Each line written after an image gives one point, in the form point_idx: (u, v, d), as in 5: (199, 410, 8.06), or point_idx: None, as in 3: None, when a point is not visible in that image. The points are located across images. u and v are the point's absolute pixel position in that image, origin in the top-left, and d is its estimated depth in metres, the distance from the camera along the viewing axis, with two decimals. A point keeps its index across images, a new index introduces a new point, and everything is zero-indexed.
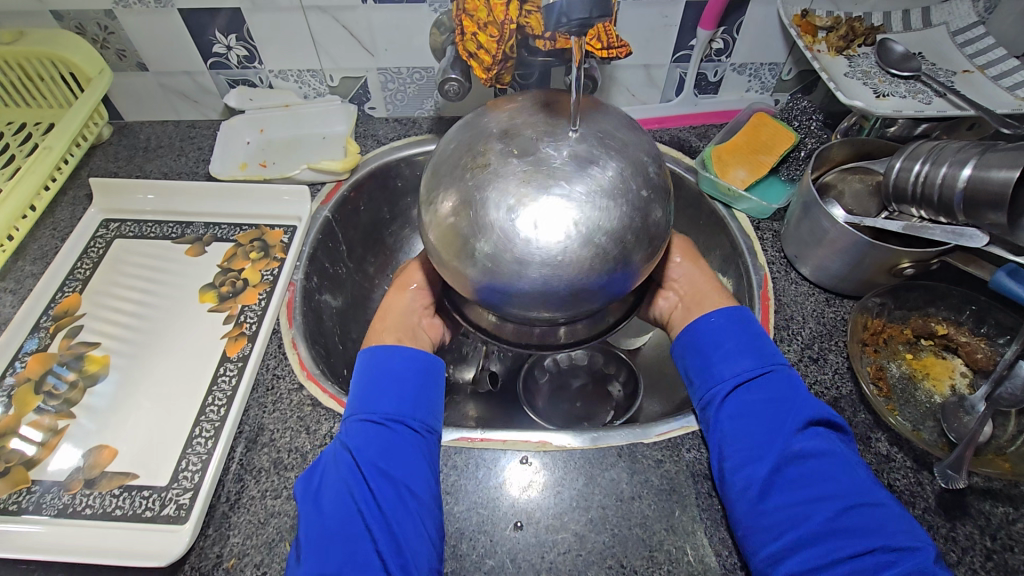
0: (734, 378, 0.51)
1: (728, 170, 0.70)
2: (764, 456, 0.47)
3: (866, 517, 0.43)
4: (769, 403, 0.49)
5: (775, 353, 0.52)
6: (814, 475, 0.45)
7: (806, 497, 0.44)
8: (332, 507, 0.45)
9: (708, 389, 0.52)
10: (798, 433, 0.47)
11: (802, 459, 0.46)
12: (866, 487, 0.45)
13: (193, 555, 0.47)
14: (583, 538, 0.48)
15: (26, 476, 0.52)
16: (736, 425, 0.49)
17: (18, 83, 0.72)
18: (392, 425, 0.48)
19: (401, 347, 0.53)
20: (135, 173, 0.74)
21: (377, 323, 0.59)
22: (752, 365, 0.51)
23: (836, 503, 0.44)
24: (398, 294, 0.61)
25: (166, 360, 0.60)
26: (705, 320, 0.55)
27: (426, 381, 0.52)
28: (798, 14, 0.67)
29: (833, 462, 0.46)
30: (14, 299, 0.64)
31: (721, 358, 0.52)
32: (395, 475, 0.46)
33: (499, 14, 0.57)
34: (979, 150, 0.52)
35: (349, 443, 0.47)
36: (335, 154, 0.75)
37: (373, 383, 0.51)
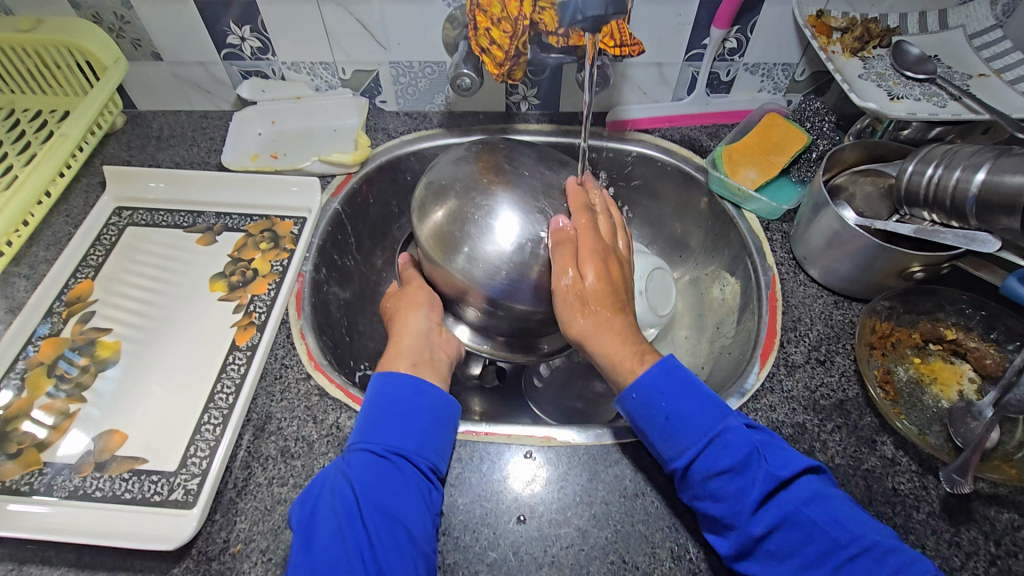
0: (685, 456, 0.46)
1: (738, 170, 0.69)
2: (734, 532, 0.44)
3: (854, 575, 0.41)
4: (730, 475, 0.44)
5: (718, 407, 0.47)
6: (791, 540, 0.42)
7: (794, 564, 0.42)
8: (327, 535, 0.44)
9: (665, 466, 0.48)
10: (760, 501, 0.44)
11: (772, 527, 0.43)
12: (845, 531, 0.42)
13: (200, 540, 0.48)
14: (586, 533, 0.49)
15: (37, 458, 0.52)
16: (705, 503, 0.45)
17: (34, 71, 0.73)
18: (396, 459, 0.48)
19: (410, 377, 0.53)
20: (148, 162, 0.75)
21: (392, 347, 0.58)
22: (696, 437, 0.46)
23: (820, 567, 0.41)
24: (412, 315, 0.60)
25: (175, 348, 0.60)
26: (633, 394, 0.49)
27: (426, 414, 0.51)
28: (813, 14, 0.67)
29: (803, 520, 0.43)
30: (28, 284, 0.64)
31: (665, 435, 0.47)
32: (395, 514, 0.45)
33: (513, 10, 0.57)
34: (994, 155, 0.51)
35: (350, 475, 0.47)
36: (346, 146, 0.75)
37: (376, 412, 0.50)
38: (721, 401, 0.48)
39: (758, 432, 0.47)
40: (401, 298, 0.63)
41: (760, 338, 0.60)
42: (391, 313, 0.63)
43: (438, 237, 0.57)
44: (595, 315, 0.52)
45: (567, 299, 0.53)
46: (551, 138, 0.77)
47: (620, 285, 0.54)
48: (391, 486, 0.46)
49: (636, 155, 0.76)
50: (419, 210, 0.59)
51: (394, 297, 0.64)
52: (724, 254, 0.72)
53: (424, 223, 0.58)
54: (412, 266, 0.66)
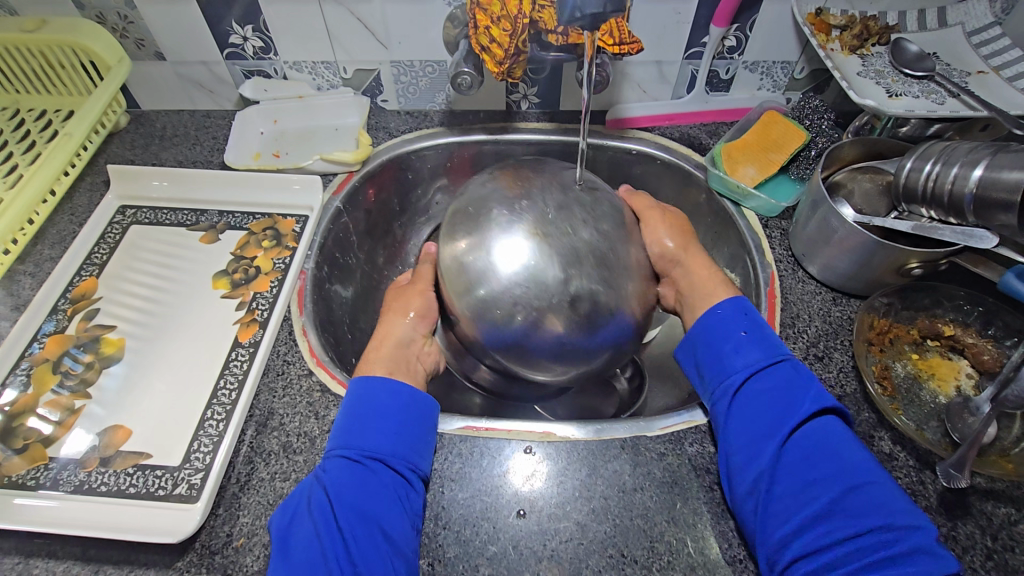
0: (750, 368, 0.51)
1: (737, 167, 0.70)
2: (765, 441, 0.47)
3: (868, 496, 0.43)
4: (783, 390, 0.49)
5: (785, 342, 0.53)
6: (817, 454, 0.46)
7: (809, 477, 0.45)
8: (303, 541, 0.44)
9: (719, 382, 0.52)
10: (805, 417, 0.48)
11: (804, 440, 0.47)
12: (869, 463, 0.45)
13: (203, 534, 0.49)
14: (585, 528, 0.49)
15: (43, 454, 0.53)
16: (749, 412, 0.49)
17: (39, 71, 0.74)
18: (370, 461, 0.48)
19: (384, 380, 0.53)
20: (151, 161, 0.76)
21: (371, 351, 0.58)
22: (763, 356, 0.51)
23: (838, 482, 0.44)
24: (396, 320, 0.60)
25: (178, 344, 0.61)
26: (717, 311, 0.55)
27: (400, 415, 0.51)
28: (812, 12, 0.67)
29: (834, 440, 0.46)
30: (33, 282, 0.65)
31: (736, 348, 0.52)
32: (371, 515, 0.45)
33: (513, 8, 0.58)
34: (991, 151, 0.52)
35: (326, 481, 0.47)
36: (347, 145, 0.76)
37: (348, 419, 0.51)
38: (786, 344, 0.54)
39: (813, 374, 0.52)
40: (398, 298, 0.62)
41: None
42: (384, 311, 0.63)
43: (460, 269, 0.55)
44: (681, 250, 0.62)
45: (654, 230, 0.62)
46: (551, 136, 0.78)
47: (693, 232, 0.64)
48: (366, 489, 0.47)
49: (637, 154, 0.76)
50: (449, 233, 0.58)
51: (395, 292, 0.64)
52: (723, 251, 0.72)
53: (451, 250, 0.57)
54: (429, 262, 0.64)
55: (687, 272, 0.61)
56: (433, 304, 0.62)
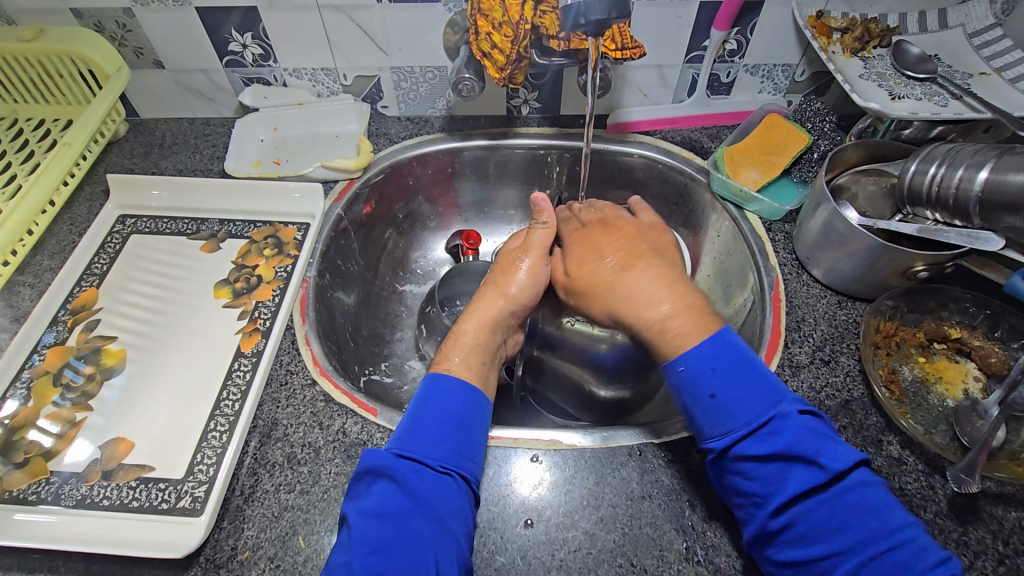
0: (726, 436, 0.46)
1: (740, 171, 0.70)
2: (759, 513, 0.44)
3: (889, 563, 0.40)
4: (768, 460, 0.44)
5: (774, 390, 0.47)
6: (821, 526, 0.42)
7: (819, 551, 0.42)
8: (382, 540, 0.43)
9: (705, 446, 0.48)
10: (799, 488, 0.43)
11: (803, 510, 0.43)
12: (885, 525, 0.41)
13: (208, 547, 0.48)
14: (594, 537, 0.49)
15: (44, 467, 0.52)
16: (739, 482, 0.45)
17: (37, 80, 0.73)
18: (451, 473, 0.47)
19: (466, 387, 0.52)
20: (151, 170, 0.75)
21: (460, 335, 0.57)
22: (743, 420, 0.46)
23: (851, 556, 0.41)
24: (495, 303, 0.59)
25: (181, 355, 0.60)
26: (679, 369, 0.49)
27: (480, 432, 0.51)
28: (813, 15, 0.67)
29: (840, 506, 0.42)
30: (32, 293, 0.65)
31: (707, 415, 0.47)
32: (449, 527, 0.44)
33: (514, 14, 0.57)
34: (996, 154, 0.52)
35: (409, 485, 0.46)
36: (348, 151, 0.75)
37: (427, 422, 0.49)
38: (778, 385, 0.48)
39: (812, 418, 0.46)
40: (506, 271, 0.62)
41: (765, 337, 0.60)
42: (488, 281, 0.62)
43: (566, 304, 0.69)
44: (630, 272, 0.56)
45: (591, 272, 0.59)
46: (551, 140, 0.77)
47: (649, 252, 0.59)
48: (446, 502, 0.46)
49: (638, 157, 0.76)
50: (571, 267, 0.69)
51: (506, 259, 0.63)
52: (724, 253, 0.73)
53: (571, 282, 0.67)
54: (540, 231, 0.64)
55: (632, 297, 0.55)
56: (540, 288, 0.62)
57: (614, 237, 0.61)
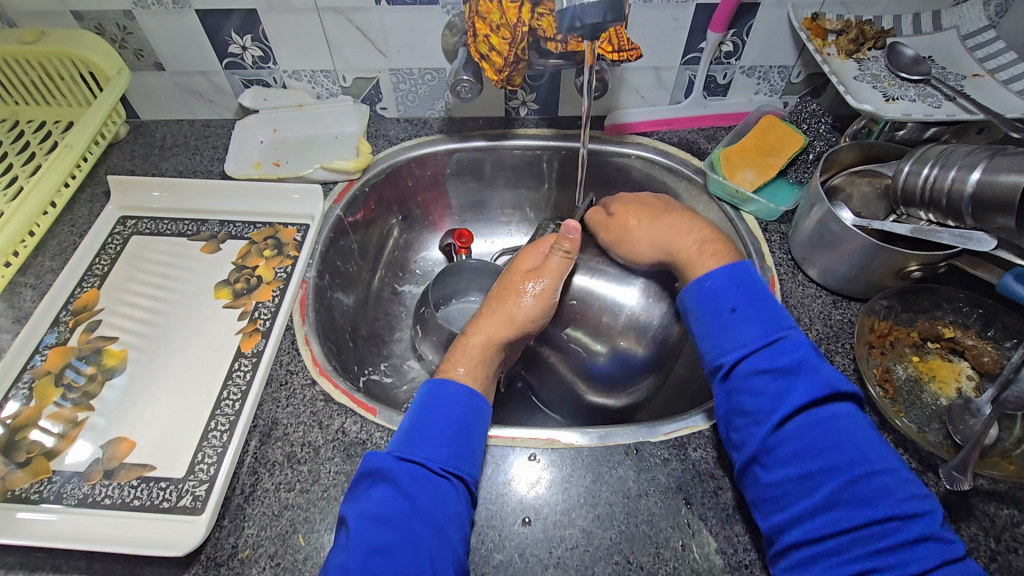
0: (740, 349, 0.49)
1: (736, 172, 0.70)
2: (758, 425, 0.46)
3: (872, 486, 0.42)
4: (775, 373, 0.47)
5: (782, 318, 0.50)
6: (812, 445, 0.44)
7: (807, 468, 0.44)
8: (381, 542, 0.43)
9: (714, 362, 0.51)
10: (800, 401, 0.46)
11: (798, 429, 0.45)
12: (874, 451, 0.44)
13: (209, 546, 0.49)
14: (591, 535, 0.49)
15: (46, 467, 0.53)
16: (744, 397, 0.48)
17: (38, 83, 0.74)
18: (451, 477, 0.48)
19: (464, 392, 0.53)
20: (151, 171, 0.76)
21: (464, 357, 0.57)
22: (755, 337, 0.49)
23: (839, 475, 0.43)
24: (503, 327, 0.59)
25: (182, 356, 0.61)
26: (702, 285, 0.54)
27: (479, 437, 0.51)
28: (808, 17, 0.67)
29: (834, 427, 0.45)
30: (34, 294, 0.65)
31: (725, 328, 0.51)
32: (446, 530, 0.45)
33: (512, 17, 0.58)
34: (989, 155, 0.52)
35: (406, 489, 0.46)
36: (347, 153, 0.76)
37: (427, 427, 0.50)
38: (788, 317, 0.52)
39: (817, 350, 0.50)
40: (515, 289, 0.61)
41: None
42: (493, 299, 0.62)
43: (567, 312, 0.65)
44: (651, 226, 0.61)
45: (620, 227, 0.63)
46: (549, 141, 0.78)
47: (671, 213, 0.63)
48: (444, 505, 0.46)
49: (636, 159, 0.77)
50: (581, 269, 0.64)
51: (519, 275, 0.62)
52: None
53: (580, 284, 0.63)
54: (557, 255, 0.62)
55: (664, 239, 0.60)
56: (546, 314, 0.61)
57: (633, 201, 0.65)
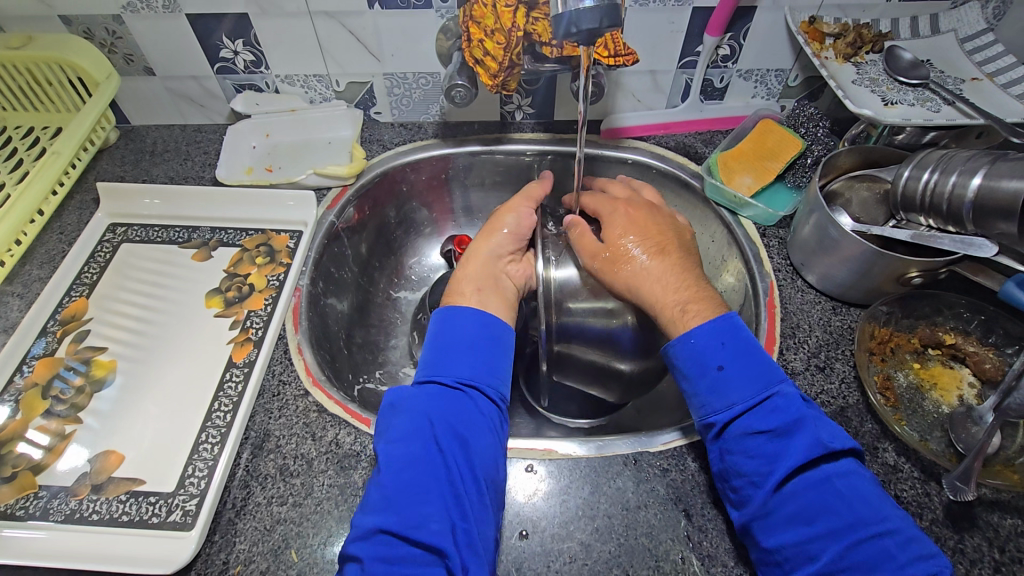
0: (730, 410, 0.48)
1: (734, 176, 0.69)
2: (756, 490, 0.45)
3: (873, 550, 0.41)
4: (770, 436, 0.46)
5: (774, 371, 0.49)
6: (810, 507, 0.43)
7: (808, 532, 0.43)
8: (404, 458, 0.45)
9: (704, 418, 0.49)
10: (798, 464, 0.44)
11: (796, 491, 0.44)
12: (874, 512, 0.43)
13: (200, 562, 0.48)
14: (590, 548, 0.48)
15: (33, 482, 0.52)
16: (737, 458, 0.46)
17: (26, 87, 0.73)
18: (467, 391, 0.49)
19: (472, 310, 0.53)
20: (141, 178, 0.75)
21: (458, 272, 0.59)
22: (745, 396, 0.48)
23: (839, 538, 0.42)
24: (491, 238, 0.60)
25: (173, 366, 0.60)
26: (690, 342, 0.51)
27: (502, 353, 0.52)
28: (806, 21, 0.67)
29: (832, 489, 0.44)
30: (22, 304, 0.64)
31: (714, 387, 0.49)
32: (469, 440, 0.46)
33: (507, 21, 0.57)
34: (990, 160, 0.51)
35: (428, 405, 0.47)
36: (341, 159, 0.75)
37: (445, 349, 0.51)
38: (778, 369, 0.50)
39: (810, 404, 0.48)
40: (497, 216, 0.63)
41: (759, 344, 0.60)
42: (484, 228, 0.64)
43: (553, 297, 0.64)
44: (653, 262, 0.56)
45: (622, 255, 0.57)
46: (545, 146, 0.77)
47: (666, 232, 0.59)
48: (464, 416, 0.47)
49: (632, 163, 0.76)
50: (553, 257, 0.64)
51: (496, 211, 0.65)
52: (720, 259, 0.72)
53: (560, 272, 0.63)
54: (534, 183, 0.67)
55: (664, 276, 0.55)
56: (523, 219, 0.62)
57: (636, 218, 0.60)
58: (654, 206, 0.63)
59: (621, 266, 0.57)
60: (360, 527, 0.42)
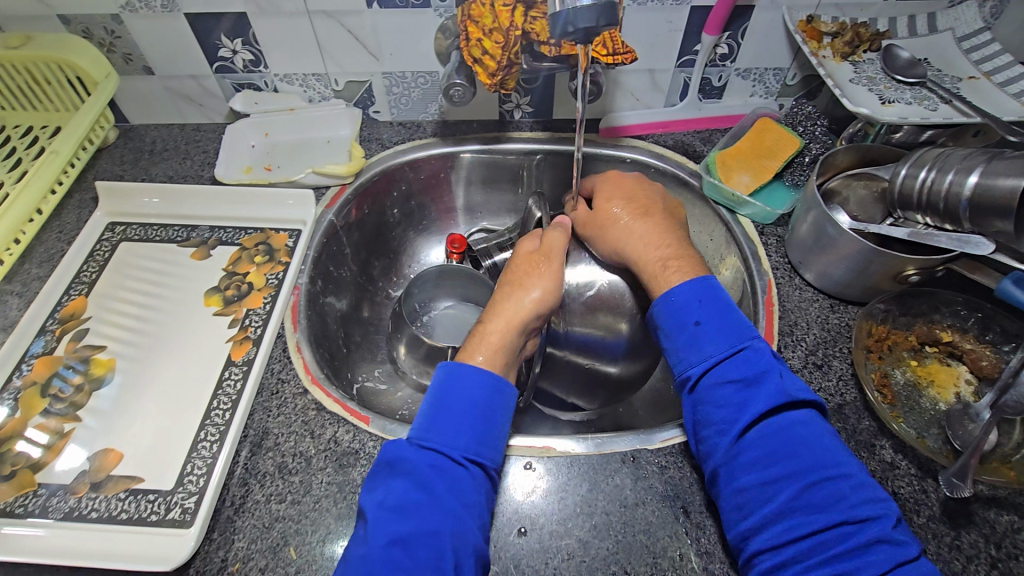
0: (706, 362, 0.50)
1: (732, 175, 0.70)
2: (723, 436, 0.46)
3: (826, 492, 0.42)
4: (739, 385, 0.47)
5: (749, 328, 0.51)
6: (774, 452, 0.45)
7: (768, 474, 0.44)
8: (396, 532, 0.43)
9: (681, 372, 0.51)
10: (764, 411, 0.46)
11: (760, 438, 0.45)
12: (831, 457, 0.44)
13: (198, 559, 0.48)
14: (587, 545, 0.48)
15: (32, 480, 0.52)
16: (709, 407, 0.48)
17: (25, 87, 0.73)
18: (469, 465, 0.47)
19: (484, 376, 0.51)
20: (140, 177, 0.75)
21: (480, 335, 0.55)
22: (719, 348, 0.50)
23: (796, 480, 0.43)
24: (521, 303, 0.57)
25: (172, 364, 0.60)
26: (671, 299, 0.53)
27: (502, 424, 0.51)
28: (803, 20, 0.67)
29: (794, 435, 0.45)
30: (21, 303, 0.64)
31: (692, 341, 0.51)
32: (466, 519, 0.45)
33: (505, 20, 0.57)
34: (986, 158, 0.52)
35: (427, 478, 0.46)
36: (339, 158, 0.75)
37: (448, 415, 0.49)
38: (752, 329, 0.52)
39: (779, 360, 0.50)
40: (526, 272, 0.59)
41: None
42: (508, 280, 0.59)
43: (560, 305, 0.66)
44: (638, 223, 0.59)
45: (609, 217, 0.60)
46: (544, 145, 0.77)
47: (656, 204, 0.61)
48: (463, 494, 0.46)
49: (631, 162, 0.77)
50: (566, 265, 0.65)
51: (528, 260, 0.60)
52: (718, 257, 0.72)
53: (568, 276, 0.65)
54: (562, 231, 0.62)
55: (653, 235, 0.58)
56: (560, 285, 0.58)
57: (621, 187, 0.63)
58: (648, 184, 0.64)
59: (608, 228, 0.60)
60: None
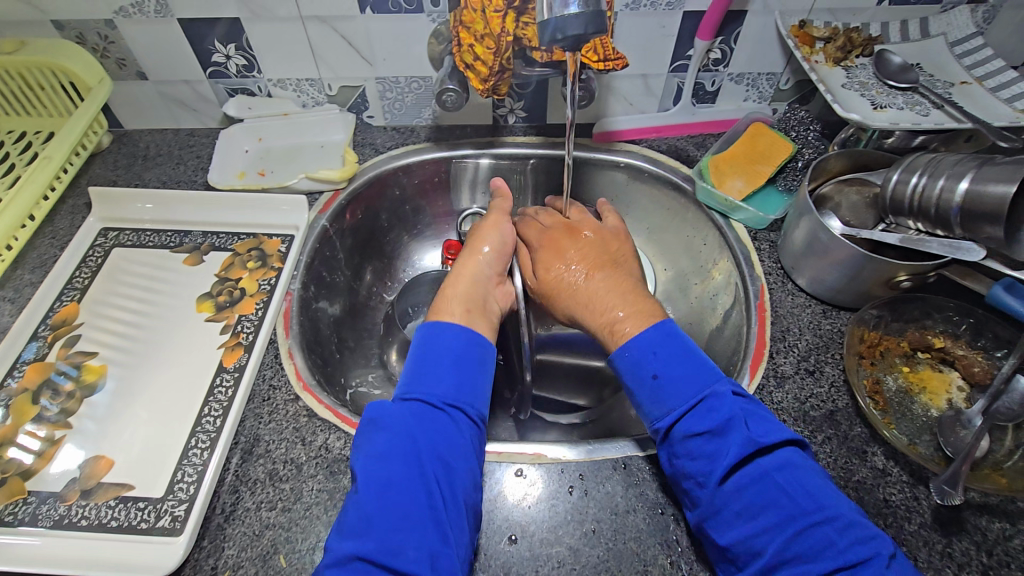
0: (670, 416, 0.48)
1: (725, 180, 0.70)
2: (701, 490, 0.45)
3: (814, 539, 0.41)
4: (708, 437, 0.46)
5: (709, 372, 0.49)
6: (754, 501, 0.43)
7: (754, 526, 0.43)
8: (385, 478, 0.44)
9: (651, 427, 0.50)
10: (737, 460, 0.45)
11: (739, 487, 0.44)
12: (813, 500, 0.43)
13: (188, 568, 0.48)
14: (578, 552, 0.48)
15: (22, 487, 0.52)
16: (682, 461, 0.47)
17: (18, 92, 0.73)
18: (450, 409, 0.48)
19: (457, 327, 0.53)
20: (134, 182, 0.75)
21: (443, 293, 0.58)
22: (682, 401, 0.48)
23: (783, 529, 0.42)
24: (474, 261, 0.61)
25: (164, 370, 0.60)
26: (627, 354, 0.52)
27: (484, 374, 0.52)
28: (795, 25, 0.67)
29: (771, 483, 0.44)
30: (12, 309, 0.64)
31: (653, 396, 0.50)
32: (451, 461, 0.45)
33: (496, 26, 0.57)
34: (977, 164, 0.52)
35: (409, 424, 0.47)
36: (333, 163, 0.75)
37: (427, 366, 0.50)
38: (716, 371, 0.51)
39: (746, 399, 0.49)
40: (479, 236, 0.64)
41: (750, 348, 0.60)
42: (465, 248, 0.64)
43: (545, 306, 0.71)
44: (590, 281, 0.59)
45: (562, 280, 0.61)
46: (538, 149, 0.77)
47: (607, 257, 0.62)
48: (446, 437, 0.47)
49: (625, 167, 0.77)
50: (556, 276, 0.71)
51: (482, 226, 0.65)
52: (711, 262, 0.73)
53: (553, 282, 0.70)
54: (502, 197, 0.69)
55: (603, 292, 0.58)
56: (506, 238, 0.64)
57: (574, 242, 0.63)
58: (601, 233, 0.65)
59: (561, 293, 0.61)
60: (337, 551, 0.41)
